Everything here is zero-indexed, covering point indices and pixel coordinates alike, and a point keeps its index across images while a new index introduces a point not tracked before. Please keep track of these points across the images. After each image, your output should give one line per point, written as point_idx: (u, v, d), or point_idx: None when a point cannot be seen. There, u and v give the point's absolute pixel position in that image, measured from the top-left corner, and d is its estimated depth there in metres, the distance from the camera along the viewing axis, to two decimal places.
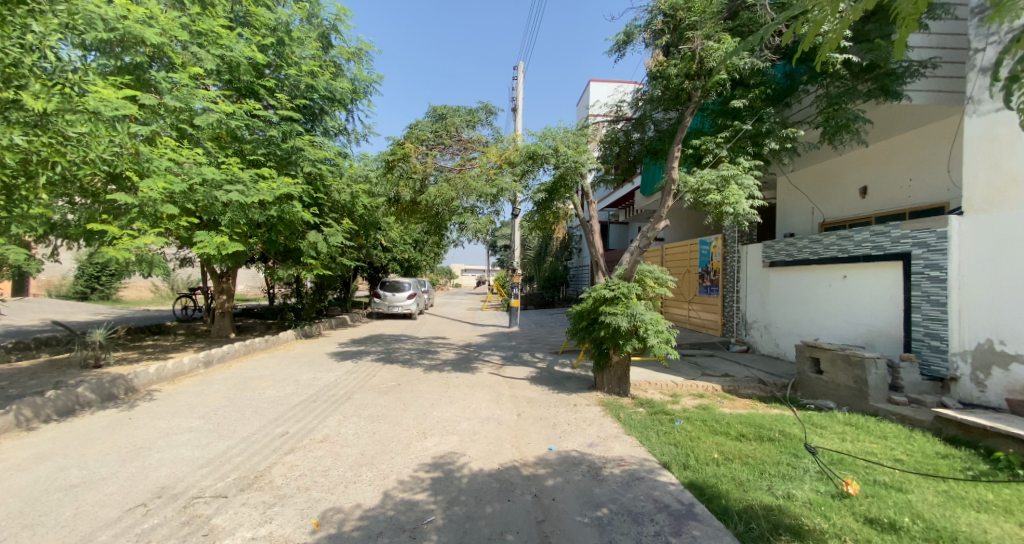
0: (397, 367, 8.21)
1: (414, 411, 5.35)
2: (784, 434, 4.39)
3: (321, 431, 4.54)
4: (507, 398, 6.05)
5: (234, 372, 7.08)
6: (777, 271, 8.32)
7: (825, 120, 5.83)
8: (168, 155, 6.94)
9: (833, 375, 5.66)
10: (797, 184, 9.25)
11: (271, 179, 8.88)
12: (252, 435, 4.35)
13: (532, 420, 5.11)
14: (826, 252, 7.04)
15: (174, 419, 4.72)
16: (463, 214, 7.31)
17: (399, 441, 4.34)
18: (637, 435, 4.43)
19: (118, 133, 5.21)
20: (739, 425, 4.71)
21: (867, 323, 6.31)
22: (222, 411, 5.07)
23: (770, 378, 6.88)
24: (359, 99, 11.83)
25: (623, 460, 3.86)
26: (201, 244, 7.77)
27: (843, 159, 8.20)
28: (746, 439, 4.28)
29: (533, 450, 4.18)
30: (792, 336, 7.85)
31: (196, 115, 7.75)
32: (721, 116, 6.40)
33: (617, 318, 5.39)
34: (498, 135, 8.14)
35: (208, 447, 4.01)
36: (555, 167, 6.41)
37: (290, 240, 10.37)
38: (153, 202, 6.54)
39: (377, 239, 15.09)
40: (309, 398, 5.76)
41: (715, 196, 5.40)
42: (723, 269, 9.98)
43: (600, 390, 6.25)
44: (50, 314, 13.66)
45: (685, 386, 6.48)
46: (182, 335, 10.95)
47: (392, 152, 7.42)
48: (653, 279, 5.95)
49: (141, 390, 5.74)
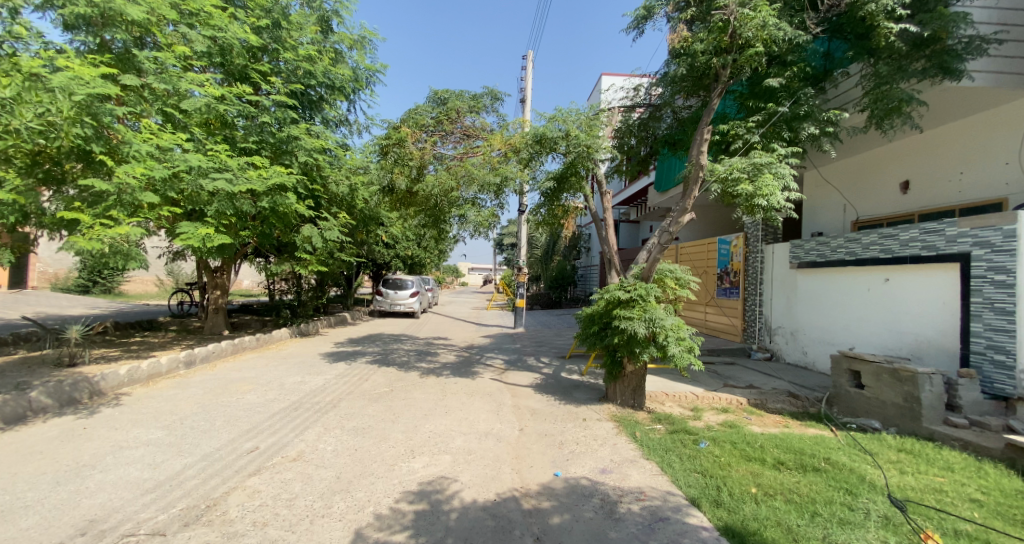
0: (392, 370, 7.67)
1: (404, 422, 4.80)
2: (830, 463, 3.73)
3: (296, 448, 3.99)
4: (508, 410, 5.47)
5: (216, 373, 6.59)
6: (805, 273, 7.64)
7: (872, 103, 5.12)
8: (153, 141, 6.72)
9: (878, 391, 5.00)
10: (828, 178, 8.60)
11: (263, 169, 8.35)
12: (216, 452, 3.82)
13: (535, 437, 4.52)
14: (865, 251, 6.35)
15: (133, 430, 4.22)
16: (464, 206, 6.75)
17: (383, 461, 3.78)
18: (657, 461, 3.82)
19: (53, 102, 4.88)
20: (774, 449, 4.07)
21: (914, 332, 5.64)
22: (189, 420, 4.56)
23: (801, 390, 6.24)
24: (361, 88, 11.30)
25: (643, 492, 3.26)
26: (185, 236, 7.30)
27: (882, 150, 7.55)
28: (785, 467, 3.63)
29: (536, 477, 3.58)
30: (824, 345, 7.17)
31: (185, 99, 7.49)
32: (753, 98, 5.78)
33: (632, 324, 4.76)
34: (504, 122, 7.56)
35: (162, 467, 3.50)
36: (565, 153, 5.81)
37: (284, 233, 9.85)
38: (130, 190, 6.18)
39: (378, 234, 14.60)
40: (290, 405, 5.24)
41: (746, 187, 4.77)
42: (744, 270, 9.28)
43: (612, 402, 5.64)
44: (44, 308, 13.38)
45: (706, 399, 5.86)
46: (173, 331, 10.55)
47: (387, 136, 6.88)
48: (673, 279, 5.30)
49: (108, 394, 5.28)
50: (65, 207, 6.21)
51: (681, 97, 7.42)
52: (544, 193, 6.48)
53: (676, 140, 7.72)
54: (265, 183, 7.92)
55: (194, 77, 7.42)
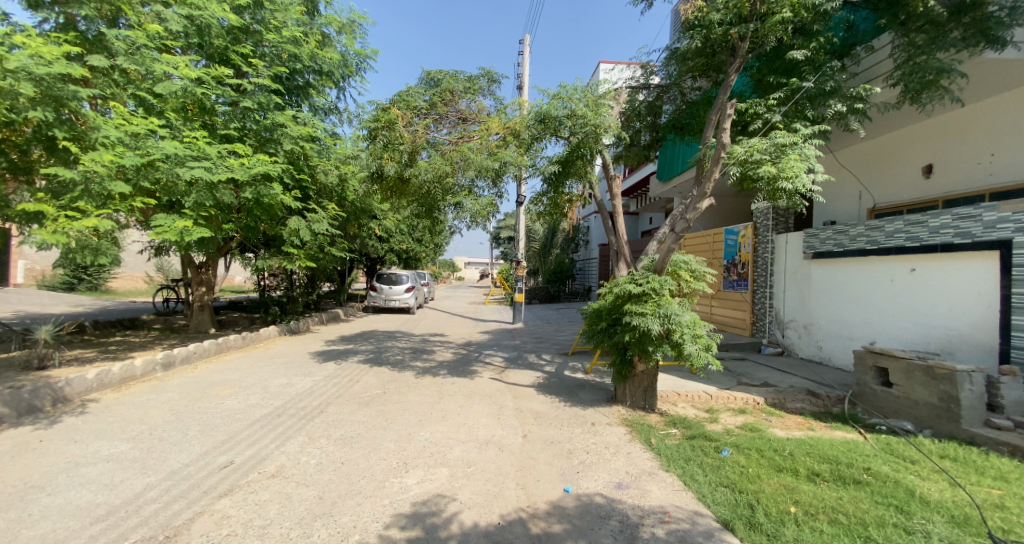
0: (385, 370, 7.26)
1: (397, 430, 4.39)
2: (872, 475, 3.35)
3: (276, 461, 3.56)
4: (510, 413, 5.08)
5: (197, 376, 6.14)
6: (820, 264, 7.27)
7: (906, 75, 4.96)
8: (126, 127, 6.24)
9: (909, 390, 4.64)
10: (844, 164, 8.28)
11: (246, 157, 7.80)
12: (185, 468, 3.37)
13: (541, 445, 4.12)
14: (890, 240, 5.98)
15: (95, 443, 3.75)
16: (459, 194, 6.28)
17: (372, 477, 3.36)
18: (679, 473, 3.43)
19: None
20: (805, 457, 3.69)
21: (944, 326, 5.30)
22: (159, 430, 4.10)
23: (820, 388, 5.88)
24: (350, 73, 10.71)
25: (667, 513, 2.87)
26: (162, 229, 6.81)
27: (904, 133, 7.23)
28: (821, 480, 3.26)
29: (545, 494, 3.18)
30: (840, 339, 6.83)
31: (157, 82, 6.95)
32: (775, 74, 5.47)
33: (646, 321, 4.34)
34: (502, 105, 7.11)
35: (120, 488, 3.04)
36: (570, 134, 5.36)
37: (271, 226, 9.37)
38: (100, 179, 5.68)
39: (371, 227, 14.11)
40: (273, 411, 4.80)
41: (769, 168, 4.39)
42: (753, 261, 8.89)
43: (621, 404, 5.26)
44: (23, 306, 12.82)
45: (721, 399, 5.51)
46: (156, 330, 10.07)
47: (376, 118, 6.41)
48: (688, 271, 4.90)
49: (74, 401, 4.81)
50: (30, 198, 5.71)
51: (690, 78, 7.12)
52: (547, 179, 6.04)
53: (683, 125, 7.32)
54: (246, 172, 7.36)
55: (168, 59, 6.90)
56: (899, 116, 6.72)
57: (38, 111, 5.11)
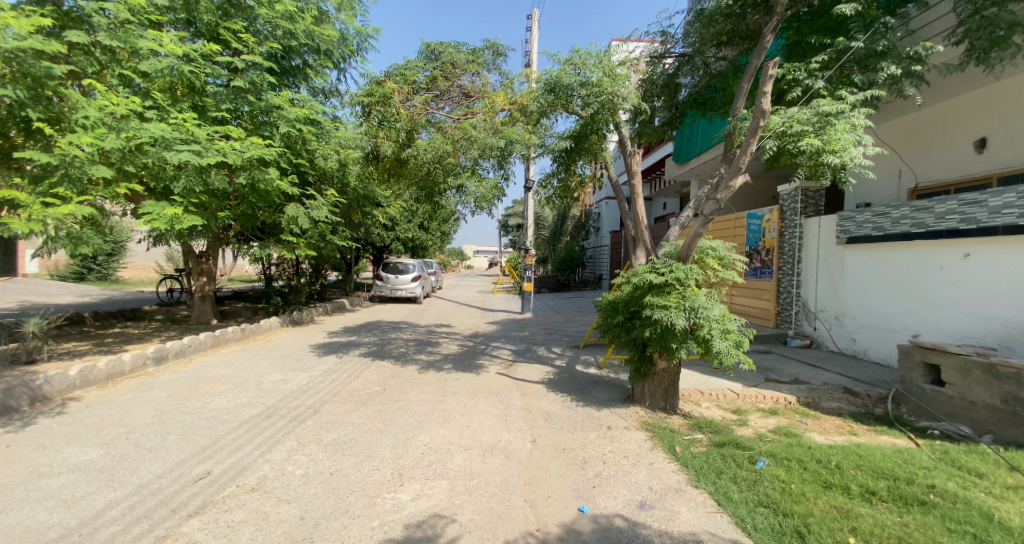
0: (387, 364, 6.91)
1: (394, 434, 4.01)
2: (938, 494, 2.87)
3: (257, 472, 3.21)
4: (517, 414, 4.68)
5: (189, 371, 5.85)
6: (855, 249, 6.68)
7: (972, 31, 4.44)
8: (108, 108, 5.89)
9: (965, 390, 4.13)
10: (886, 136, 7.74)
11: (239, 140, 7.38)
12: (156, 481, 3.03)
13: (552, 452, 3.72)
14: (939, 223, 5.38)
15: (65, 450, 3.44)
16: (462, 175, 5.77)
17: (362, 492, 2.98)
18: (710, 490, 2.99)
19: None
20: (855, 470, 3.21)
21: (1003, 317, 4.74)
22: (137, 435, 3.79)
23: (858, 386, 5.36)
24: (351, 53, 10.11)
25: (701, 542, 2.42)
26: (151, 217, 6.44)
27: (957, 104, 6.73)
28: (878, 500, 2.80)
29: (556, 514, 2.77)
30: (878, 331, 6.29)
31: (140, 58, 6.62)
32: (817, 34, 4.99)
33: (668, 315, 3.87)
34: (509, 80, 6.54)
35: (80, 505, 2.71)
36: (585, 105, 4.83)
37: (269, 214, 9.01)
38: (79, 163, 5.35)
39: (374, 216, 13.71)
40: (263, 412, 4.46)
41: (813, 141, 3.90)
42: (780, 247, 8.28)
43: (639, 405, 4.83)
44: (28, 297, 12.79)
45: (748, 398, 5.07)
46: (157, 321, 9.88)
47: (369, 93, 5.91)
48: (716, 259, 4.39)
49: (54, 399, 4.54)
50: (9, 184, 5.42)
51: (715, 46, 6.63)
52: (557, 158, 5.52)
53: (706, 99, 6.80)
54: (238, 156, 6.92)
55: (151, 34, 6.52)
56: (965, 81, 6.11)
57: (9, 89, 4.78)
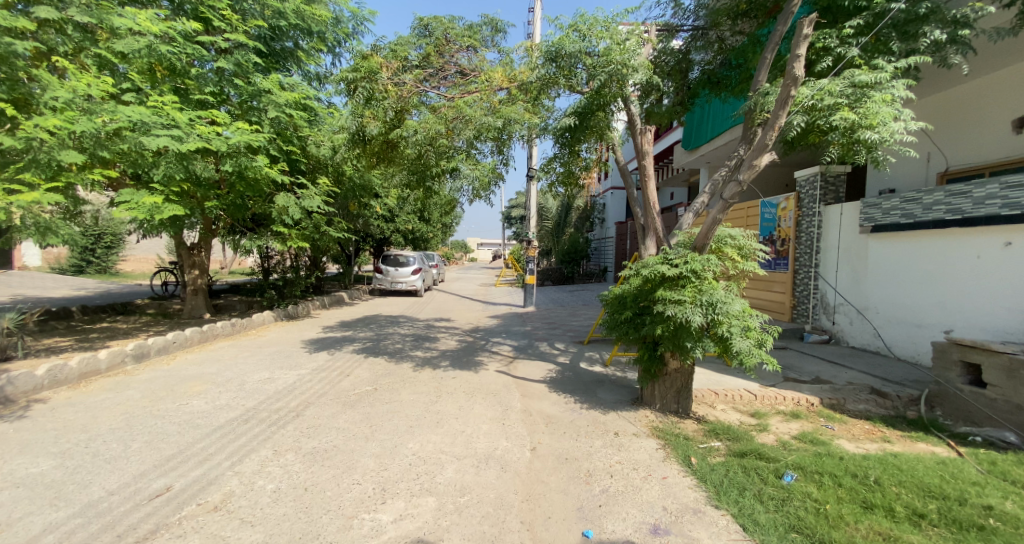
0: (381, 361, 6.58)
1: (381, 442, 3.66)
2: (999, 518, 2.47)
3: (223, 488, 2.87)
4: (516, 417, 4.31)
5: (170, 370, 5.53)
6: (882, 238, 6.23)
7: None
8: (81, 89, 5.49)
9: (1010, 392, 3.70)
10: (925, 114, 7.33)
11: (224, 126, 6.98)
12: (108, 498, 2.70)
13: (553, 463, 3.35)
14: (977, 210, 4.92)
15: (15, 460, 3.11)
16: (456, 158, 5.38)
17: (337, 513, 2.63)
18: (734, 512, 2.61)
19: None
20: (897, 488, 2.82)
21: None
22: (98, 442, 3.46)
23: (886, 387, 4.94)
24: (346, 35, 9.61)
25: None
26: (129, 206, 6.09)
27: (998, 79, 6.37)
28: (930, 526, 2.40)
29: (557, 540, 2.41)
30: (906, 326, 5.87)
31: (116, 36, 6.21)
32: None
33: (683, 311, 3.47)
34: (508, 57, 6.10)
35: (13, 529, 2.36)
36: (590, 78, 4.42)
37: (259, 204, 8.62)
38: (48, 147, 4.96)
39: (372, 207, 13.37)
40: (240, 416, 4.13)
41: (848, 116, 3.51)
42: (796, 236, 7.82)
43: (649, 407, 4.46)
44: (21, 291, 12.57)
45: (766, 400, 4.69)
46: (148, 315, 9.60)
47: (355, 68, 5.48)
48: (736, 249, 3.98)
49: (19, 401, 4.22)
50: None
51: (731, 17, 6.21)
52: (560, 139, 5.11)
53: (720, 78, 6.40)
54: (223, 142, 6.48)
55: (126, 10, 6.11)
56: (1000, 54, 5.80)
57: None
